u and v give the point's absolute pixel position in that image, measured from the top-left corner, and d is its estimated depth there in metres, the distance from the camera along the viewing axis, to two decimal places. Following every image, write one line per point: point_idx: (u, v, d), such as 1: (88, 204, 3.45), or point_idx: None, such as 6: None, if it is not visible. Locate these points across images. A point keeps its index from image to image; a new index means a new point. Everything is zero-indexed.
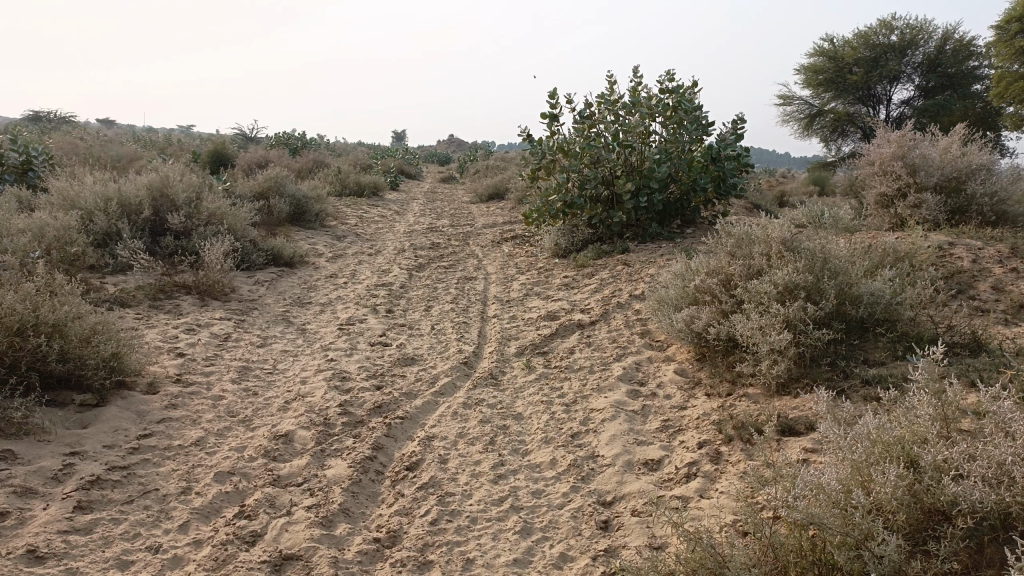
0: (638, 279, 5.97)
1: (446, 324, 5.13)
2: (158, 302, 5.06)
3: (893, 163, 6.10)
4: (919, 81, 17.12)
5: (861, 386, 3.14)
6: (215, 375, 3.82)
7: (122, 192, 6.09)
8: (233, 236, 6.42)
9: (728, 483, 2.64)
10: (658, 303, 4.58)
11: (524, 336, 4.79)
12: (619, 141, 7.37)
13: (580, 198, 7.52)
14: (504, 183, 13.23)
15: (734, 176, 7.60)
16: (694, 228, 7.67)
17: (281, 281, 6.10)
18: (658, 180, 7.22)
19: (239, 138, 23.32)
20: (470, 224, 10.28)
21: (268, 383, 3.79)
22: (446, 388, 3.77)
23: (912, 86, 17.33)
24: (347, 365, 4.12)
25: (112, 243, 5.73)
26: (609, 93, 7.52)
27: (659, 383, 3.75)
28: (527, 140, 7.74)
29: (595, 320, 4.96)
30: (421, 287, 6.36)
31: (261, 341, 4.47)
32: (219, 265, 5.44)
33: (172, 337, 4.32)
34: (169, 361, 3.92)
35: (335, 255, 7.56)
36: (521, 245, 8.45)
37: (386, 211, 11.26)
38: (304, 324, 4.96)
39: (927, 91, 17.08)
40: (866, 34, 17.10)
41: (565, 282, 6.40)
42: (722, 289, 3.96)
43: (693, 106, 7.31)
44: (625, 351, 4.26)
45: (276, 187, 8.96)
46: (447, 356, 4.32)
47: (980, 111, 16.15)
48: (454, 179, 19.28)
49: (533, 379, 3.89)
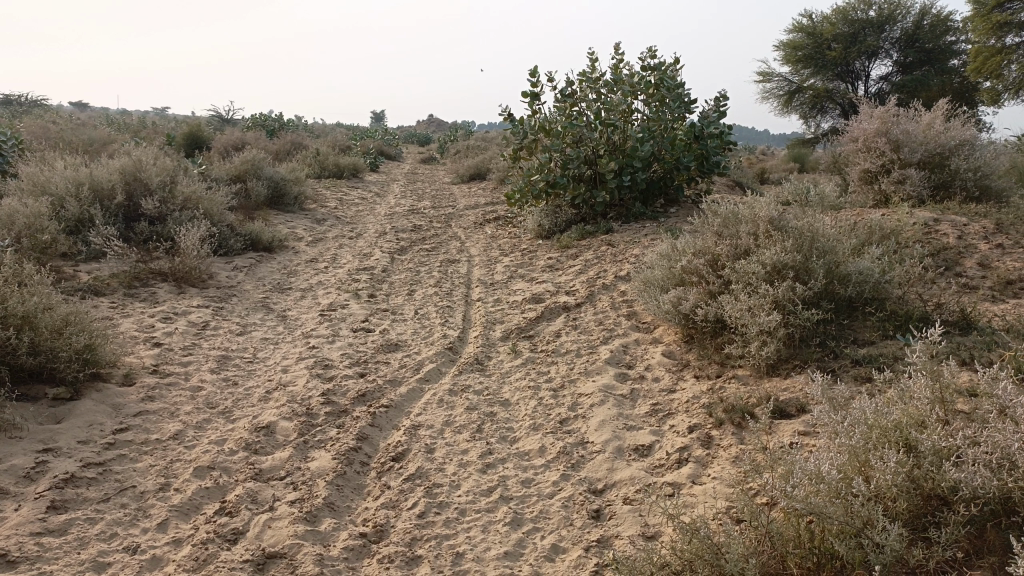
0: (623, 260, 5.91)
1: (430, 308, 5.04)
2: (133, 290, 4.93)
3: (877, 139, 6.06)
4: (897, 56, 17.05)
5: (852, 367, 3.10)
6: (193, 365, 3.72)
7: (93, 176, 5.92)
8: (210, 221, 6.29)
9: (720, 468, 2.60)
10: (644, 284, 4.52)
11: (510, 319, 4.72)
12: (601, 120, 7.28)
13: (563, 177, 7.43)
14: (485, 163, 13.11)
15: (717, 154, 7.53)
16: (678, 207, 7.61)
17: (260, 266, 5.98)
18: (641, 159, 7.15)
19: (215, 121, 22.98)
20: (452, 205, 10.16)
21: (248, 372, 3.70)
22: (431, 375, 3.70)
23: (890, 61, 17.29)
24: (330, 353, 4.03)
25: (84, 229, 5.59)
26: (590, 71, 7.41)
27: (647, 366, 3.70)
28: (508, 120, 7.63)
29: (581, 302, 4.90)
30: (403, 270, 6.27)
31: (241, 329, 4.37)
32: (196, 251, 5.34)
33: (148, 326, 4.21)
34: (146, 351, 3.82)
35: (315, 239, 7.43)
36: (505, 226, 8.37)
37: (366, 193, 11.11)
38: (284, 310, 4.86)
39: (904, 67, 17.06)
40: (844, 10, 17.06)
41: (549, 264, 6.34)
42: (710, 270, 3.90)
43: (676, 83, 7.23)
44: (613, 333, 4.21)
45: (253, 170, 8.79)
46: (431, 342, 4.25)
47: (958, 86, 16.19)
48: (434, 160, 19.10)
49: (519, 364, 3.83)
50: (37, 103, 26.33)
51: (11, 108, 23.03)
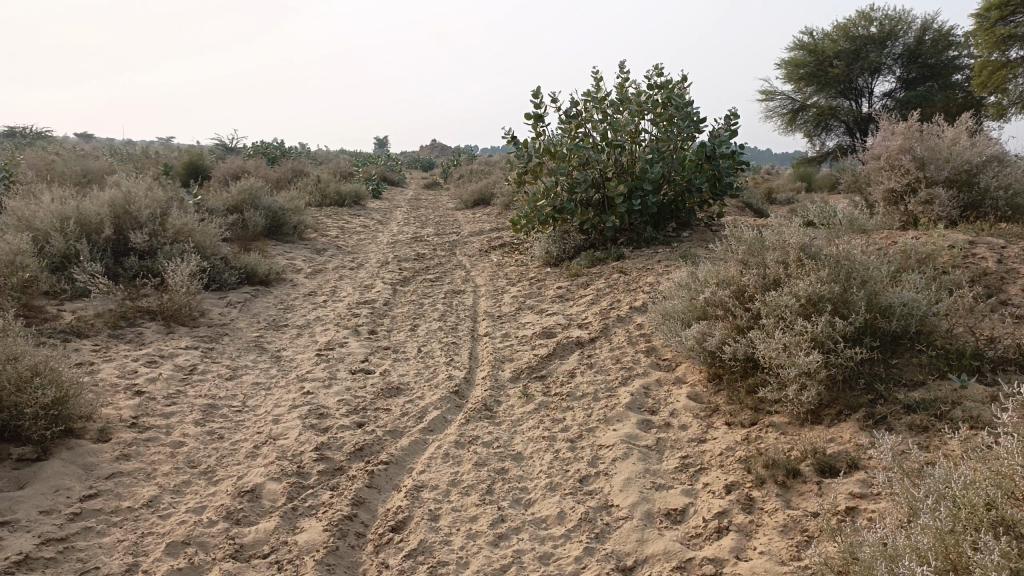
0: (637, 289, 5.60)
1: (434, 345, 4.73)
2: (118, 331, 4.64)
3: (901, 157, 5.75)
4: (900, 73, 16.73)
5: (904, 415, 2.79)
6: (175, 417, 3.40)
7: (81, 210, 5.65)
8: (202, 255, 6.01)
9: (767, 541, 2.29)
10: (664, 318, 4.20)
11: (520, 356, 4.41)
12: (608, 141, 7.00)
13: (570, 203, 7.14)
14: (489, 188, 12.86)
15: (730, 176, 7.23)
16: (692, 231, 7.31)
17: (255, 301, 5.69)
18: (652, 181, 6.82)
19: (218, 149, 22.98)
20: (456, 232, 9.89)
21: (235, 424, 3.38)
22: (435, 424, 3.38)
23: (893, 78, 16.98)
24: (325, 399, 3.72)
25: (70, 266, 5.31)
26: (596, 90, 7.16)
27: (673, 412, 3.38)
28: (512, 143, 7.36)
29: (595, 337, 4.58)
30: (406, 303, 5.96)
31: (230, 372, 4.05)
32: (186, 287, 5.04)
33: (130, 371, 3.91)
34: (125, 402, 3.51)
35: (314, 270, 7.14)
36: (511, 254, 8.08)
37: (368, 221, 10.86)
38: (279, 350, 4.55)
39: (908, 83, 16.76)
40: (845, 27, 16.86)
41: (559, 293, 6.04)
42: (737, 304, 3.59)
43: (685, 102, 6.93)
44: (632, 373, 3.88)
45: (251, 199, 8.53)
46: (435, 384, 3.93)
47: (962, 102, 15.92)
48: (437, 185, 18.88)
49: (532, 410, 3.51)
50: (42, 135, 26.29)
51: (13, 140, 22.97)
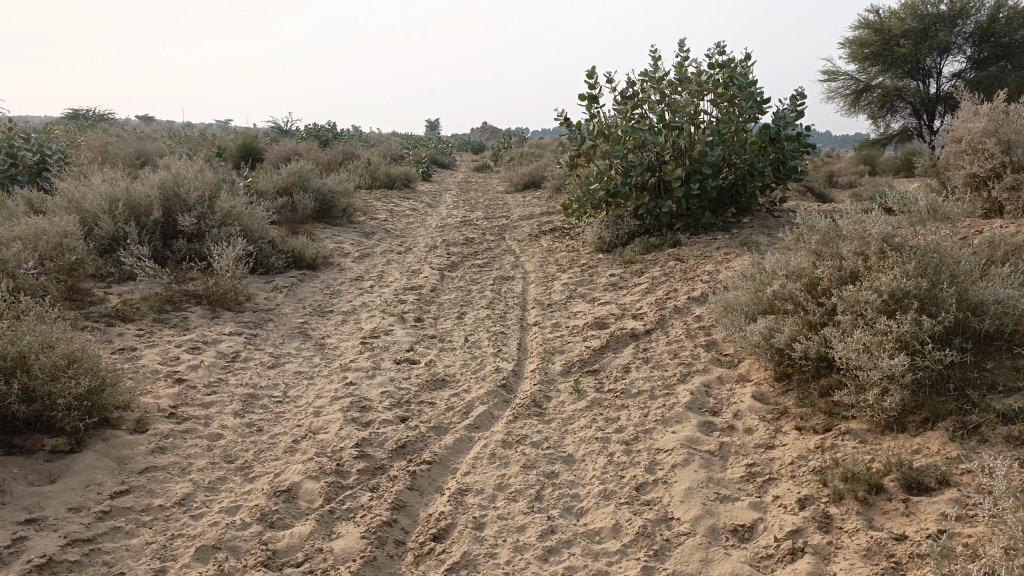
0: (695, 278, 5.33)
1: (481, 335, 4.55)
2: (163, 315, 4.58)
3: (984, 140, 5.33)
4: (971, 52, 15.85)
5: (1003, 425, 2.50)
6: (215, 408, 3.30)
7: (130, 193, 5.62)
8: (249, 238, 5.93)
9: (848, 567, 2.06)
10: (726, 310, 3.95)
11: (571, 348, 4.20)
12: (665, 123, 6.69)
13: (625, 186, 6.84)
14: (539, 171, 12.61)
15: (795, 159, 6.85)
16: (752, 217, 6.97)
17: (302, 286, 5.59)
18: (711, 165, 6.53)
19: (271, 131, 23.24)
20: (506, 216, 9.69)
21: (275, 416, 3.25)
22: (481, 420, 3.21)
23: (963, 58, 16.11)
24: (368, 390, 3.57)
25: (118, 248, 5.29)
26: (653, 70, 6.86)
27: (736, 414, 3.14)
28: (565, 125, 7.11)
29: (651, 329, 4.34)
30: (454, 289, 5.79)
31: (273, 360, 3.94)
32: (231, 272, 4.94)
33: (172, 358, 3.84)
34: (165, 391, 3.42)
35: (362, 254, 7.03)
36: (562, 239, 7.86)
37: (417, 204, 10.73)
38: (323, 337, 4.43)
39: (979, 63, 15.87)
40: (913, 5, 16.03)
41: (612, 281, 5.80)
42: (809, 298, 3.33)
43: (748, 81, 6.57)
44: (692, 370, 3.64)
45: (300, 181, 8.46)
46: (483, 377, 3.75)
47: None
48: (487, 168, 18.70)
49: (584, 407, 3.31)
50: (105, 118, 26.90)
51: (77, 123, 23.51)
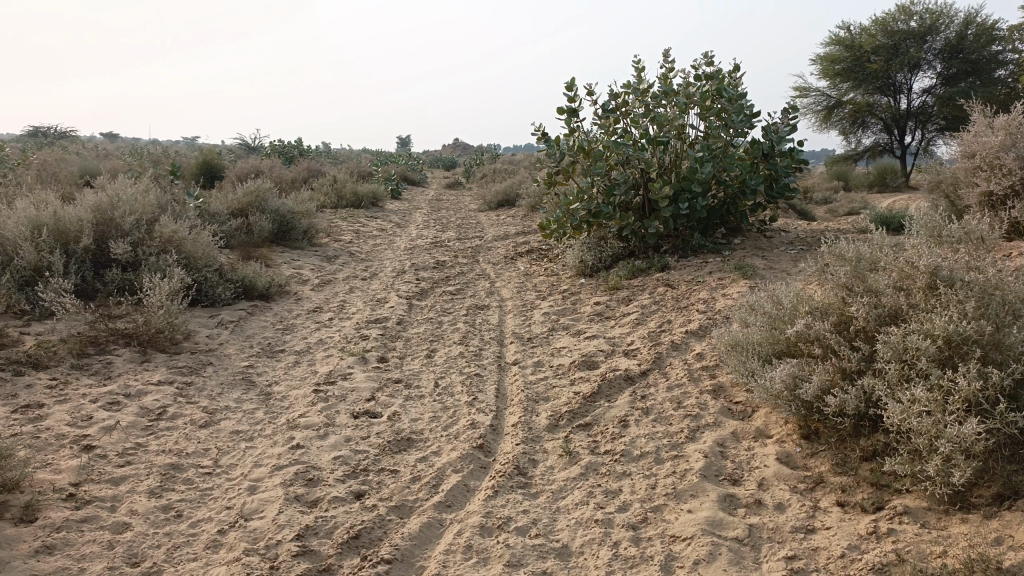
0: (691, 307, 4.82)
1: (454, 378, 3.98)
2: (84, 360, 3.95)
3: (1001, 155, 4.90)
4: (940, 68, 15.68)
5: None
6: (128, 484, 2.69)
7: (59, 217, 4.98)
8: (192, 267, 5.31)
9: None
10: (734, 349, 3.43)
11: (558, 395, 3.65)
12: (650, 137, 6.20)
13: (608, 205, 6.34)
14: (514, 189, 12.10)
15: (788, 176, 6.38)
16: (743, 238, 6.51)
17: (251, 321, 4.98)
18: (701, 182, 6.04)
19: (237, 149, 22.59)
20: (479, 236, 9.14)
21: (200, 495, 2.65)
22: (454, 496, 2.64)
23: (932, 74, 15.92)
24: (319, 456, 2.98)
25: (40, 281, 4.64)
26: (636, 82, 6.40)
27: (761, 483, 2.63)
28: (542, 140, 6.60)
29: (647, 370, 3.81)
30: (422, 322, 5.22)
31: (208, 417, 3.33)
32: (167, 308, 4.32)
33: (85, 417, 3.21)
34: (68, 463, 2.80)
35: (323, 282, 6.44)
36: (540, 261, 7.33)
37: (386, 224, 10.16)
38: (270, 384, 3.83)
39: (948, 79, 15.69)
40: (883, 21, 15.87)
41: (597, 310, 5.28)
42: (840, 341, 2.83)
43: (737, 93, 6.09)
44: (700, 423, 3.11)
45: (257, 202, 7.84)
46: (457, 435, 3.18)
47: (1005, 98, 14.86)
48: (459, 185, 18.18)
49: (577, 476, 2.75)
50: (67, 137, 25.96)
51: (34, 141, 22.54)
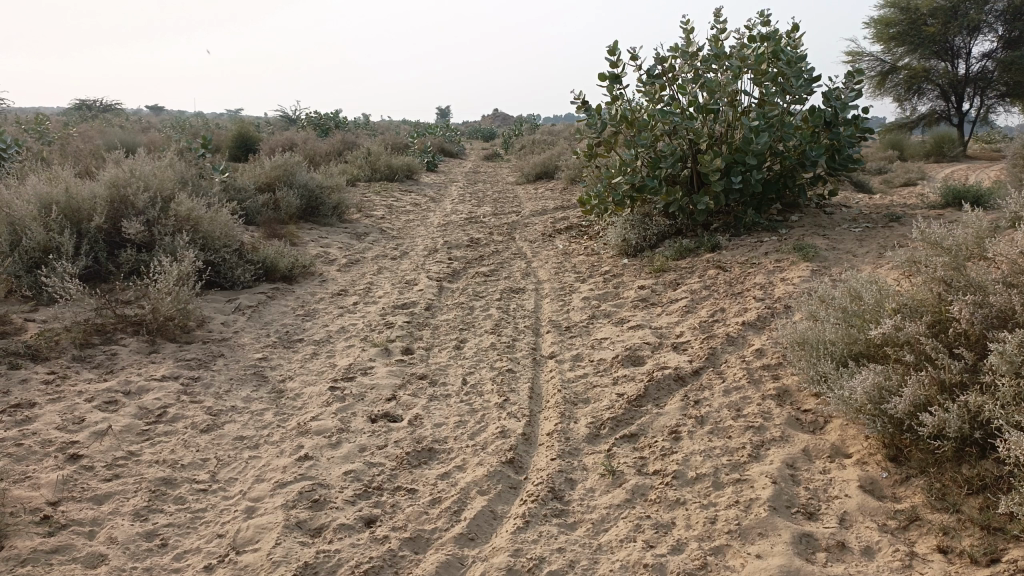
0: (746, 294, 4.37)
1: (484, 374, 3.60)
2: (87, 351, 3.66)
3: None
4: (1002, 31, 14.70)
5: None
6: (112, 505, 2.38)
7: (70, 194, 4.70)
8: (210, 247, 5.00)
9: None
10: (803, 348, 2.99)
11: (599, 396, 3.25)
12: (699, 105, 5.70)
13: (653, 179, 5.86)
14: (552, 160, 11.63)
15: (853, 147, 5.81)
16: (801, 214, 6.00)
17: (271, 306, 4.67)
18: (756, 154, 5.52)
19: (276, 121, 22.49)
20: (515, 211, 8.73)
21: (191, 519, 2.33)
22: (480, 527, 2.28)
23: (993, 37, 14.90)
24: (328, 469, 2.64)
25: (47, 263, 4.37)
26: (685, 45, 5.88)
27: (843, 518, 2.22)
28: (582, 109, 6.14)
29: (699, 368, 3.39)
30: (452, 307, 4.85)
31: (211, 421, 3.01)
32: (177, 294, 4.01)
33: (78, 420, 2.92)
34: (49, 478, 2.49)
35: (350, 261, 6.11)
36: (580, 239, 6.90)
37: (420, 198, 9.80)
38: (284, 381, 3.50)
39: (1011, 43, 14.73)
40: None
41: (642, 295, 4.85)
42: (938, 347, 2.39)
43: (797, 55, 5.54)
44: (765, 437, 2.69)
45: (286, 176, 7.54)
46: (485, 446, 2.81)
47: None
48: (497, 157, 17.72)
49: (622, 502, 2.37)
50: (112, 110, 26.00)
51: (80, 114, 22.57)
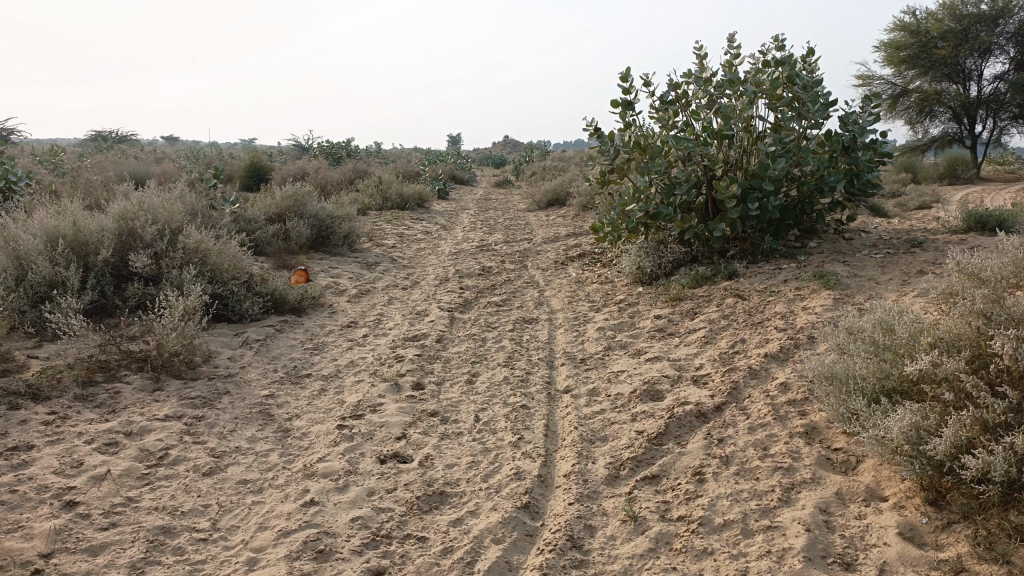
0: (767, 323, 4.23)
1: (497, 411, 3.48)
2: (90, 389, 3.56)
3: None
4: (1014, 53, 14.61)
5: None
6: (107, 557, 2.26)
7: (77, 228, 4.64)
8: (218, 279, 4.92)
9: None
10: (831, 383, 2.85)
11: (618, 434, 3.12)
12: (713, 130, 5.62)
13: (668, 206, 5.75)
14: (564, 187, 11.57)
15: (872, 171, 5.69)
16: (819, 241, 5.87)
17: (279, 340, 4.57)
18: (773, 180, 5.40)
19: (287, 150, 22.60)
20: (527, 238, 8.64)
21: (189, 572, 2.21)
22: None
23: (1005, 59, 14.81)
24: (335, 516, 2.51)
25: (53, 297, 4.29)
26: (699, 70, 5.80)
27: (883, 569, 2.07)
28: (594, 136, 6.06)
29: (722, 404, 3.25)
30: (464, 339, 4.74)
31: (214, 464, 2.89)
32: (183, 329, 3.92)
33: (77, 465, 2.80)
34: (43, 528, 2.37)
35: (360, 291, 6.02)
36: (593, 267, 6.79)
37: (431, 226, 9.74)
38: (290, 419, 3.38)
39: (1023, 65, 14.63)
40: (952, 5, 14.83)
41: (659, 325, 4.72)
42: (979, 385, 2.24)
43: (813, 80, 5.44)
44: (795, 479, 2.54)
45: (296, 206, 7.49)
46: (499, 490, 2.68)
47: None
48: (508, 183, 17.71)
49: (645, 552, 2.23)
50: (127, 142, 26.22)
51: (95, 146, 22.80)
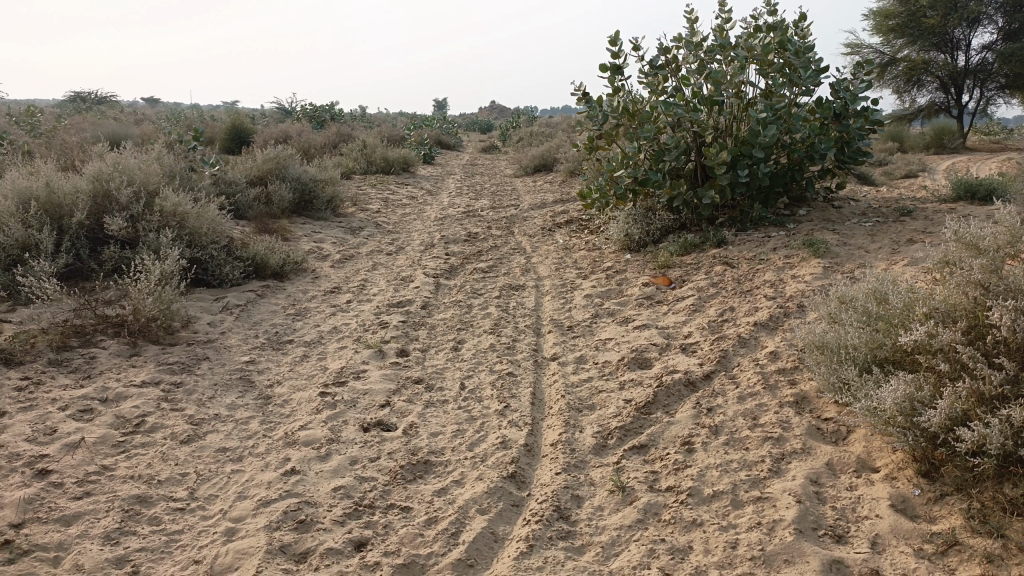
0: (756, 292, 4.18)
1: (483, 378, 3.42)
2: (64, 355, 3.46)
3: None
4: (1003, 22, 14.50)
5: None
6: (80, 527, 2.19)
7: (50, 188, 4.50)
8: (197, 243, 4.80)
9: None
10: (822, 353, 2.80)
11: (605, 403, 3.07)
12: (703, 96, 5.52)
13: (657, 172, 5.66)
14: (551, 153, 11.43)
15: (863, 139, 5.62)
16: (808, 208, 5.81)
17: (260, 305, 4.47)
18: (763, 147, 5.29)
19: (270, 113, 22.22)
20: (514, 204, 8.54)
21: (165, 543, 2.14)
22: (480, 552, 2.10)
23: (994, 29, 14.70)
24: (316, 485, 2.46)
25: (25, 260, 4.17)
26: (689, 34, 5.67)
27: (874, 542, 2.04)
28: (582, 100, 5.94)
29: (711, 372, 3.20)
30: (449, 305, 4.66)
31: (192, 431, 2.82)
32: (160, 293, 3.81)
33: (49, 432, 2.72)
34: (13, 497, 2.30)
35: (344, 256, 5.92)
36: (581, 234, 6.71)
37: (416, 191, 9.60)
38: (271, 386, 3.31)
39: (1011, 34, 14.54)
40: None
41: (647, 292, 4.66)
42: (975, 355, 2.20)
43: (805, 46, 5.33)
44: (785, 449, 2.51)
45: (278, 169, 7.33)
46: (485, 459, 2.62)
47: None
48: (494, 149, 17.52)
49: (633, 524, 2.19)
50: (105, 103, 25.67)
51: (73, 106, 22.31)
